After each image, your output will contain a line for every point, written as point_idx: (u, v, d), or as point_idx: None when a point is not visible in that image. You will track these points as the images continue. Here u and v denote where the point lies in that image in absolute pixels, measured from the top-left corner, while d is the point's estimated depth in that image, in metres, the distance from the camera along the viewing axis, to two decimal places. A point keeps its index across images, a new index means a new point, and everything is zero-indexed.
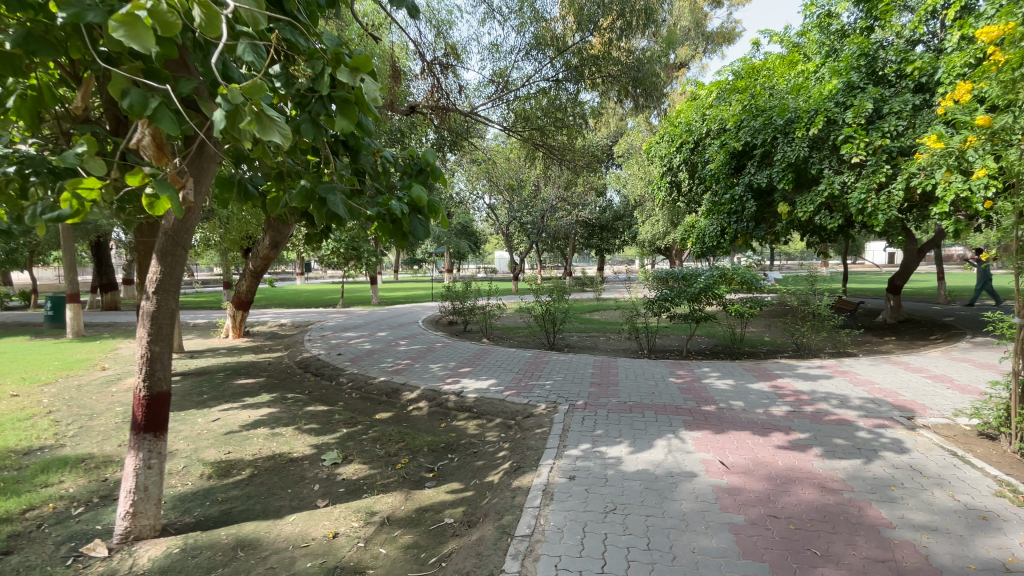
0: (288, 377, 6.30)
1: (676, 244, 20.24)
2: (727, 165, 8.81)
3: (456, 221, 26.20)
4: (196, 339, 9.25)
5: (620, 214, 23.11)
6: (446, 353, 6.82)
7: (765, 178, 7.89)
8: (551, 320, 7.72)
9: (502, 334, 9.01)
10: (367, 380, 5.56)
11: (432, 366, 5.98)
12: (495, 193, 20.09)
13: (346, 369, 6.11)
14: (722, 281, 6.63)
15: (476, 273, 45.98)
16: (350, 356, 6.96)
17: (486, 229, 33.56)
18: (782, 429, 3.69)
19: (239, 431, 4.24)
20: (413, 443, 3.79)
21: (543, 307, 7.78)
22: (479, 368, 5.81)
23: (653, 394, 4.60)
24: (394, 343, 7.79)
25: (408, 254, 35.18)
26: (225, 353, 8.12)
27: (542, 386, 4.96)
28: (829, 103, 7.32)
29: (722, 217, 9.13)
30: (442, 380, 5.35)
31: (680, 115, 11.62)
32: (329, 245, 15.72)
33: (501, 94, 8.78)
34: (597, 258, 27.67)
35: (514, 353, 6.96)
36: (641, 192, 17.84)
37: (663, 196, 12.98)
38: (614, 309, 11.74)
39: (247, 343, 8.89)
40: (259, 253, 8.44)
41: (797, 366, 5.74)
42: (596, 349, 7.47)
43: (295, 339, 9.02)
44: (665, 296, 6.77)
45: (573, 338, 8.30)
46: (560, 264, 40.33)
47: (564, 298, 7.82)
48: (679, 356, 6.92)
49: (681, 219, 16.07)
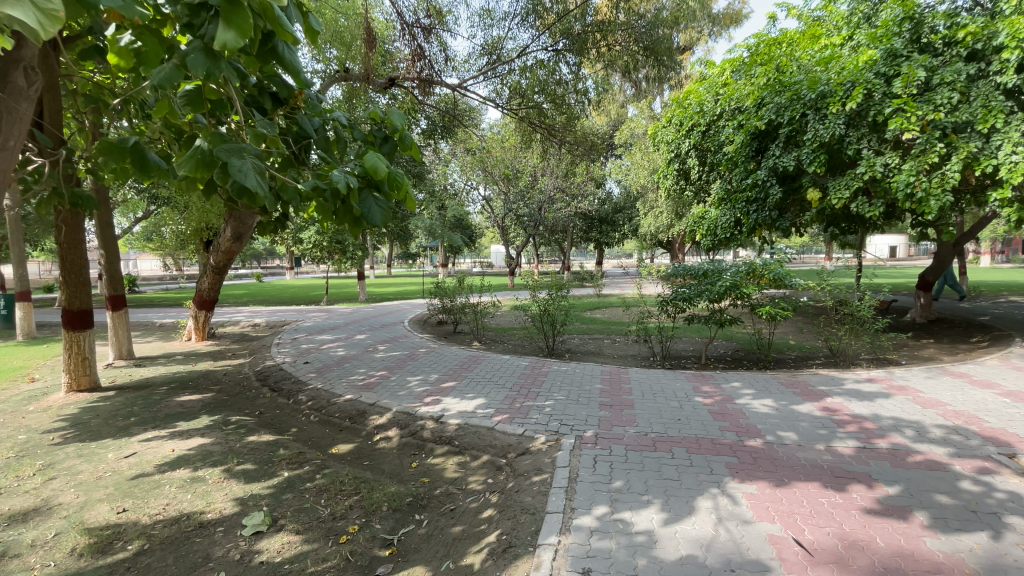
0: (242, 393, 5.35)
1: (680, 237, 19.32)
2: (747, 147, 7.84)
3: (450, 214, 25.19)
4: (154, 343, 8.29)
5: (620, 206, 22.16)
6: (429, 361, 5.89)
7: (792, 161, 6.92)
8: (550, 323, 6.78)
9: (496, 337, 8.07)
10: (329, 398, 4.61)
11: (409, 380, 5.04)
12: (490, 184, 19.08)
13: (308, 383, 5.16)
14: (749, 278, 5.66)
15: (472, 267, 44.99)
16: (318, 365, 6.01)
17: (482, 223, 32.55)
18: (861, 478, 2.77)
19: (151, 477, 3.30)
20: (369, 497, 2.86)
21: (542, 307, 6.84)
22: (465, 383, 4.85)
23: (678, 419, 3.67)
24: (372, 348, 6.83)
25: (402, 248, 34.14)
26: (180, 360, 7.16)
27: (540, 408, 4.01)
28: (869, 73, 6.41)
29: (741, 205, 8.16)
30: (419, 399, 4.42)
31: (689, 96, 10.63)
32: (312, 237, 14.72)
33: (493, 68, 7.80)
34: (596, 252, 26.70)
35: (508, 362, 5.99)
36: (643, 182, 16.89)
37: (670, 184, 11.99)
38: (619, 308, 10.80)
39: (210, 348, 7.92)
40: (221, 246, 7.47)
41: (844, 379, 4.84)
42: (602, 356, 6.53)
43: (263, 343, 8.06)
44: (684, 296, 5.78)
45: (574, 341, 7.36)
46: (557, 257, 39.37)
47: (565, 298, 6.88)
48: (697, 365, 5.99)
49: (687, 210, 15.10)
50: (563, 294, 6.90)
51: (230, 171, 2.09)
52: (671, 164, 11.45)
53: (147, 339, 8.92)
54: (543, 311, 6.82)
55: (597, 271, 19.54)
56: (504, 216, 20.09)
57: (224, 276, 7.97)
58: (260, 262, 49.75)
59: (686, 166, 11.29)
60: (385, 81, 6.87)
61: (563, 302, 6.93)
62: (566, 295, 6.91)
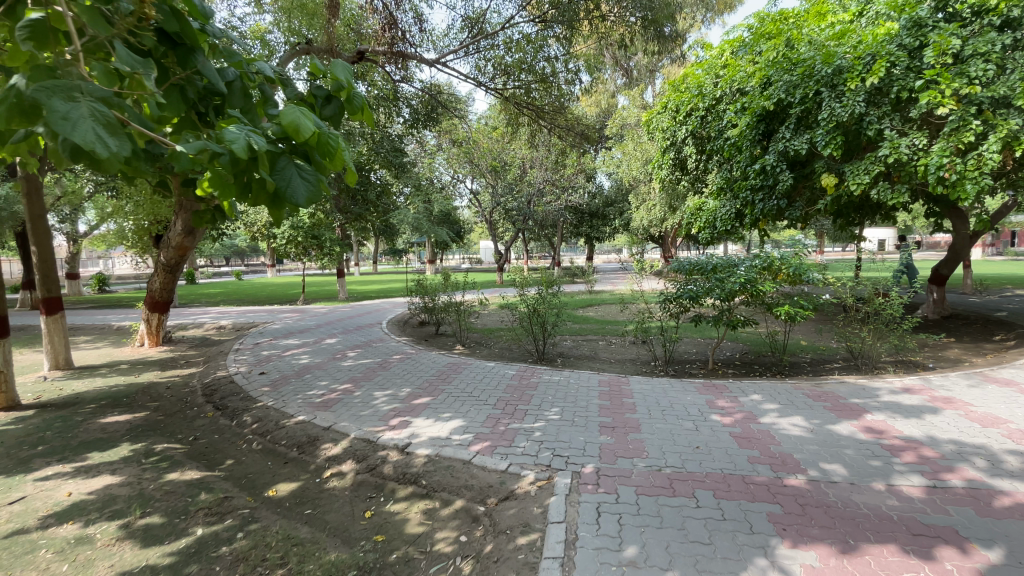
0: (180, 412, 4.58)
1: (672, 231, 18.73)
2: (753, 130, 7.12)
3: (436, 209, 24.38)
4: (101, 350, 7.46)
5: (611, 200, 21.52)
6: (402, 371, 5.16)
7: (805, 144, 6.26)
8: (539, 325, 6.07)
9: (481, 340, 7.35)
10: (278, 421, 3.89)
11: (376, 395, 4.33)
12: (476, 176, 18.31)
13: (257, 400, 4.42)
14: (764, 274, 4.95)
15: (460, 264, 44.11)
16: (275, 377, 5.26)
17: (470, 218, 31.76)
18: (947, 537, 2.12)
19: (26, 536, 2.55)
20: (299, 571, 2.14)
21: (530, 306, 6.12)
22: (440, 399, 4.13)
23: (696, 448, 2.98)
24: (340, 355, 6.09)
25: (388, 245, 33.21)
26: (125, 369, 6.36)
27: (528, 433, 3.30)
28: (891, 45, 5.83)
29: (746, 193, 7.48)
30: (384, 421, 3.71)
31: (687, 79, 9.97)
32: (285, 233, 14.01)
33: (475, 43, 7.05)
34: (586, 247, 26.04)
35: (491, 369, 5.28)
36: (635, 174, 16.24)
37: (666, 175, 11.32)
38: (613, 307, 10.12)
39: (161, 355, 7.13)
40: (171, 241, 6.69)
41: (877, 389, 4.21)
42: (598, 361, 5.82)
43: (222, 349, 7.26)
44: (691, 295, 5.08)
45: (566, 344, 6.67)
46: (547, 253, 38.69)
47: (556, 296, 6.17)
48: (705, 370, 5.32)
49: (682, 202, 14.49)
50: (554, 293, 6.18)
51: (56, 115, 1.43)
52: (667, 153, 10.77)
53: (95, 345, 8.07)
54: (532, 311, 6.11)
55: (588, 267, 18.91)
56: (492, 210, 19.32)
57: (178, 274, 7.18)
58: (243, 260, 48.43)
59: (682, 155, 10.61)
60: (354, 54, 6.14)
61: (555, 301, 6.21)
62: (557, 293, 6.19)
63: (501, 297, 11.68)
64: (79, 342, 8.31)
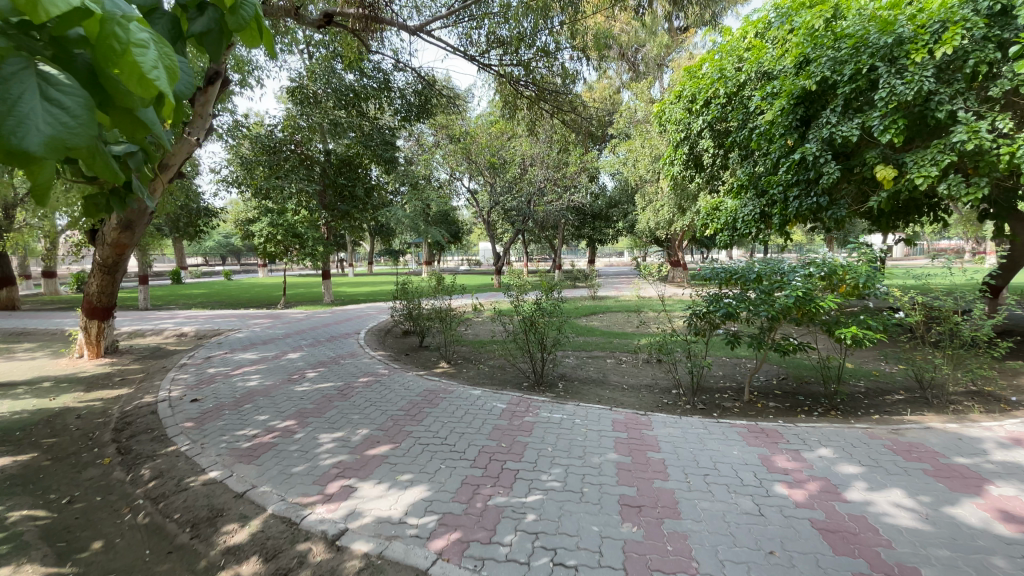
0: (74, 454, 3.54)
1: (679, 234, 17.75)
2: (790, 115, 6.08)
3: (432, 208, 23.38)
4: (31, 363, 6.41)
5: (614, 201, 20.47)
6: (365, 401, 4.16)
7: (856, 130, 5.28)
8: (537, 343, 5.02)
9: (469, 356, 6.30)
10: (181, 481, 2.88)
11: (322, 440, 3.32)
12: (474, 174, 17.35)
13: (171, 444, 3.42)
14: (819, 283, 3.83)
15: (458, 266, 43.09)
16: (209, 405, 4.22)
17: (468, 219, 30.82)
18: None
19: None
20: None
21: (525, 318, 5.08)
22: (403, 448, 3.11)
23: (772, 556, 1.97)
24: (298, 375, 5.08)
25: (384, 246, 32.19)
26: (44, 385, 5.31)
27: (517, 517, 2.28)
28: (963, 10, 4.86)
29: (778, 189, 6.50)
30: (320, 485, 2.70)
31: (704, 65, 8.97)
32: (262, 230, 13.34)
33: (465, 11, 6.08)
34: (588, 250, 25.07)
35: (476, 396, 4.24)
36: (641, 174, 15.28)
37: (678, 172, 10.30)
38: (622, 319, 9.06)
39: (98, 369, 6.07)
40: (106, 237, 5.68)
41: (979, 442, 3.21)
42: (609, 389, 4.77)
43: (168, 363, 6.21)
44: (729, 310, 4.00)
45: (569, 363, 5.67)
46: (547, 255, 37.66)
47: (559, 307, 5.13)
48: (741, 405, 4.28)
49: (693, 203, 13.52)
50: (556, 303, 5.14)
51: None
52: (682, 147, 9.75)
53: (30, 354, 7.02)
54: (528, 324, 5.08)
55: (590, 270, 17.89)
56: (490, 210, 18.29)
57: (117, 275, 6.16)
58: (237, 259, 47.31)
59: (698, 150, 9.60)
60: (320, 17, 5.15)
61: (557, 313, 5.16)
62: (560, 304, 5.15)
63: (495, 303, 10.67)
64: (14, 351, 7.26)
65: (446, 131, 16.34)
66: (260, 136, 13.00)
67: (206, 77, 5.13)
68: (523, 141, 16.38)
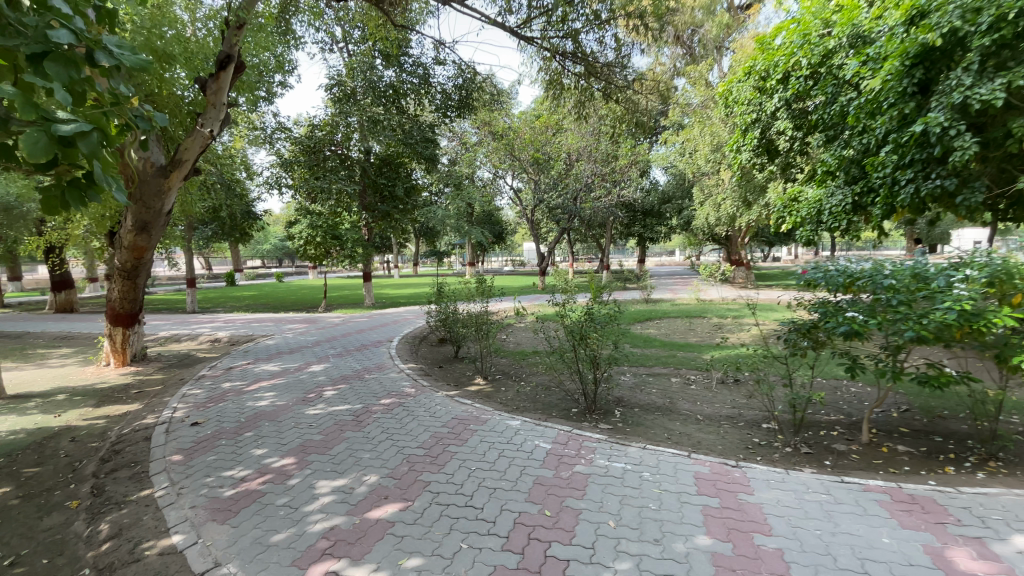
0: (46, 492, 3.01)
1: (741, 231, 16.29)
2: (904, 79, 4.94)
3: (475, 208, 22.80)
4: (59, 371, 6.20)
5: (668, 196, 19.09)
6: (382, 430, 3.47)
7: (1001, 91, 4.14)
8: (588, 363, 4.12)
9: (509, 371, 5.53)
10: (138, 547, 2.27)
11: (318, 490, 2.64)
12: (517, 171, 16.60)
13: (148, 486, 2.85)
14: (982, 290, 2.80)
15: (502, 267, 42.38)
16: (207, 432, 3.67)
17: (512, 219, 30.16)
18: None
19: None
20: None
21: (573, 332, 4.20)
22: (416, 511, 2.37)
23: None
24: (314, 393, 4.49)
25: (429, 248, 32.00)
26: (58, 398, 4.97)
27: None
28: None
29: (885, 172, 5.39)
30: (298, 569, 1.99)
31: (780, 35, 7.82)
32: (302, 232, 12.80)
33: None
34: (638, 249, 23.77)
35: (513, 427, 3.45)
36: (699, 165, 14.03)
37: (747, 160, 9.12)
38: (683, 328, 8.00)
39: (118, 379, 5.75)
40: (123, 240, 5.35)
41: None
42: (681, 422, 3.87)
43: (187, 374, 5.79)
44: (852, 328, 2.99)
45: (627, 383, 4.79)
46: (593, 255, 36.35)
47: (615, 317, 4.19)
48: (861, 449, 3.36)
49: (760, 197, 12.20)
50: (612, 313, 4.21)
51: None
52: (752, 131, 8.61)
53: (63, 361, 6.86)
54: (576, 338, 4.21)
55: (641, 271, 16.70)
56: (534, 209, 17.48)
57: (139, 280, 5.84)
58: (290, 262, 48.80)
59: (771, 133, 8.46)
60: None
61: (613, 325, 4.22)
62: (616, 314, 4.22)
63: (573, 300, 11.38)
64: (51, 357, 7.16)
65: (488, 127, 15.63)
66: (300, 136, 12.76)
67: (218, 62, 4.66)
68: (569, 134, 15.45)
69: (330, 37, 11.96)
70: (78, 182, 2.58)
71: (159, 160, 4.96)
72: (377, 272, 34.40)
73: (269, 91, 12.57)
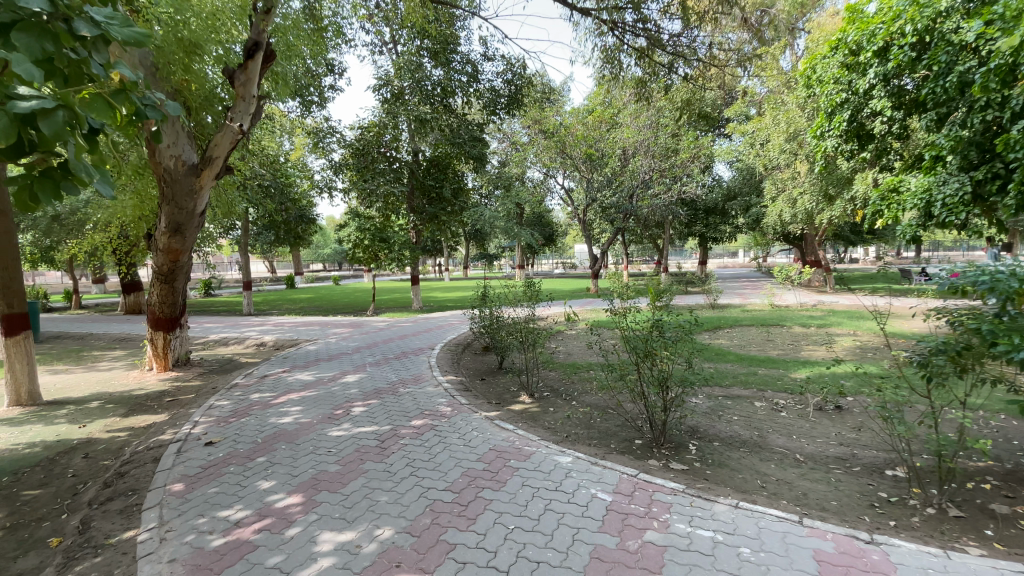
0: (33, 523, 2.71)
1: (818, 229, 14.73)
2: None
3: (525, 210, 22.24)
4: (105, 377, 6.15)
5: (733, 192, 17.68)
6: (406, 463, 2.92)
7: None
8: (656, 387, 3.37)
9: (559, 388, 4.87)
10: None
11: (317, 548, 2.11)
12: (570, 170, 15.87)
13: (135, 524, 2.52)
14: None
15: (554, 269, 41.56)
16: (219, 454, 3.27)
17: (564, 221, 29.37)
18: None
19: None
20: None
21: (637, 349, 3.47)
22: None
23: None
24: (341, 410, 4.03)
25: (480, 251, 31.78)
26: (92, 407, 4.84)
27: None
28: None
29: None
30: None
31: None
32: (350, 235, 12.65)
33: None
34: (699, 250, 22.32)
35: (563, 466, 2.79)
36: (772, 157, 12.73)
37: (833, 147, 7.99)
38: (761, 341, 7.01)
39: (156, 386, 5.61)
40: (159, 242, 5.18)
41: None
42: (776, 468, 3.07)
43: (223, 381, 5.56)
44: None
45: (702, 409, 4.00)
46: (649, 257, 34.83)
47: (690, 334, 3.41)
48: None
49: (845, 190, 10.83)
50: (687, 329, 3.43)
51: None
52: (841, 113, 7.50)
53: (112, 366, 6.87)
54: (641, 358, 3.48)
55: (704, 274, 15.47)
56: (587, 209, 16.67)
57: (176, 284, 5.67)
58: (346, 266, 50.25)
59: (863, 115, 7.33)
60: None
61: (691, 345, 3.43)
62: (692, 330, 3.43)
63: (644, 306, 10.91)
64: (104, 361, 7.26)
65: (538, 125, 15.03)
66: (349, 140, 12.70)
67: (246, 50, 4.32)
68: (625, 129, 14.58)
69: (378, 38, 11.80)
70: (52, 173, 2.23)
71: (191, 157, 4.74)
72: (429, 274, 34.62)
73: (319, 96, 12.61)
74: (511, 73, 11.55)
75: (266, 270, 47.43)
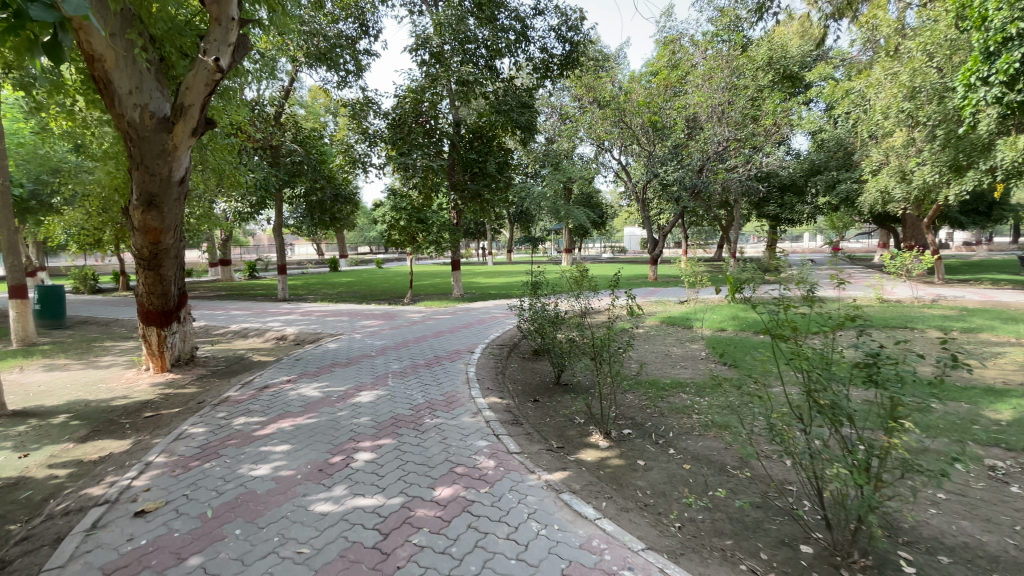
0: None
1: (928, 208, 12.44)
2: None
3: (575, 190, 20.63)
4: (96, 378, 5.29)
5: (817, 166, 15.48)
6: None
7: None
8: (855, 468, 1.94)
9: (643, 422, 3.53)
10: None
11: None
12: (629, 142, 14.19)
13: None
14: None
15: (602, 253, 39.65)
16: (143, 540, 2.13)
17: (616, 201, 27.52)
18: None
19: None
20: None
21: (811, 401, 2.06)
22: None
23: None
24: (340, 456, 2.85)
25: (525, 234, 30.43)
26: (53, 425, 3.90)
27: None
28: None
29: None
30: None
31: None
32: (387, 215, 11.57)
33: None
34: (770, 234, 20.09)
35: None
36: (880, 119, 10.63)
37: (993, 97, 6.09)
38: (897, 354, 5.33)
39: (143, 393, 4.67)
40: (134, 219, 4.14)
41: None
42: None
43: (216, 391, 4.53)
44: None
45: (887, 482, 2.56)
46: (706, 241, 32.40)
47: (912, 377, 1.96)
48: None
49: (984, 158, 8.74)
50: (904, 366, 1.98)
51: None
52: (1008, 52, 5.90)
53: (111, 363, 6.03)
54: (819, 415, 2.07)
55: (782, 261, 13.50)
56: (647, 187, 14.97)
57: (165, 272, 4.67)
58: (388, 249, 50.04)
59: None
60: None
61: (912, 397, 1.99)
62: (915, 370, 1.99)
63: (724, 298, 9.24)
64: (107, 355, 6.46)
65: (592, 92, 13.39)
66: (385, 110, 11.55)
67: None
68: (696, 93, 12.77)
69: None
70: None
71: (162, 108, 3.69)
72: (473, 258, 33.65)
73: (357, 64, 11.57)
74: (566, 27, 10.07)
75: (313, 253, 48.09)
